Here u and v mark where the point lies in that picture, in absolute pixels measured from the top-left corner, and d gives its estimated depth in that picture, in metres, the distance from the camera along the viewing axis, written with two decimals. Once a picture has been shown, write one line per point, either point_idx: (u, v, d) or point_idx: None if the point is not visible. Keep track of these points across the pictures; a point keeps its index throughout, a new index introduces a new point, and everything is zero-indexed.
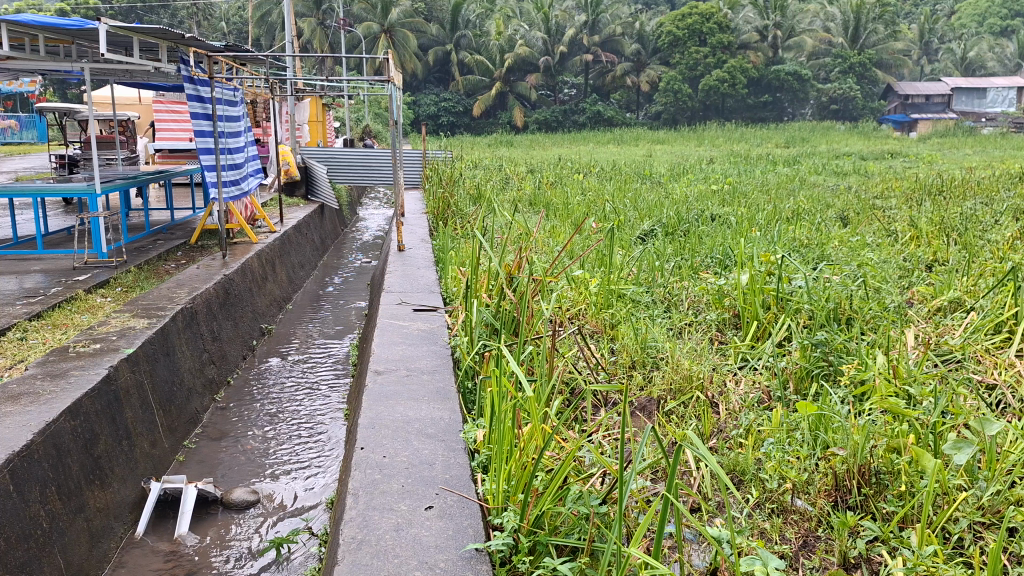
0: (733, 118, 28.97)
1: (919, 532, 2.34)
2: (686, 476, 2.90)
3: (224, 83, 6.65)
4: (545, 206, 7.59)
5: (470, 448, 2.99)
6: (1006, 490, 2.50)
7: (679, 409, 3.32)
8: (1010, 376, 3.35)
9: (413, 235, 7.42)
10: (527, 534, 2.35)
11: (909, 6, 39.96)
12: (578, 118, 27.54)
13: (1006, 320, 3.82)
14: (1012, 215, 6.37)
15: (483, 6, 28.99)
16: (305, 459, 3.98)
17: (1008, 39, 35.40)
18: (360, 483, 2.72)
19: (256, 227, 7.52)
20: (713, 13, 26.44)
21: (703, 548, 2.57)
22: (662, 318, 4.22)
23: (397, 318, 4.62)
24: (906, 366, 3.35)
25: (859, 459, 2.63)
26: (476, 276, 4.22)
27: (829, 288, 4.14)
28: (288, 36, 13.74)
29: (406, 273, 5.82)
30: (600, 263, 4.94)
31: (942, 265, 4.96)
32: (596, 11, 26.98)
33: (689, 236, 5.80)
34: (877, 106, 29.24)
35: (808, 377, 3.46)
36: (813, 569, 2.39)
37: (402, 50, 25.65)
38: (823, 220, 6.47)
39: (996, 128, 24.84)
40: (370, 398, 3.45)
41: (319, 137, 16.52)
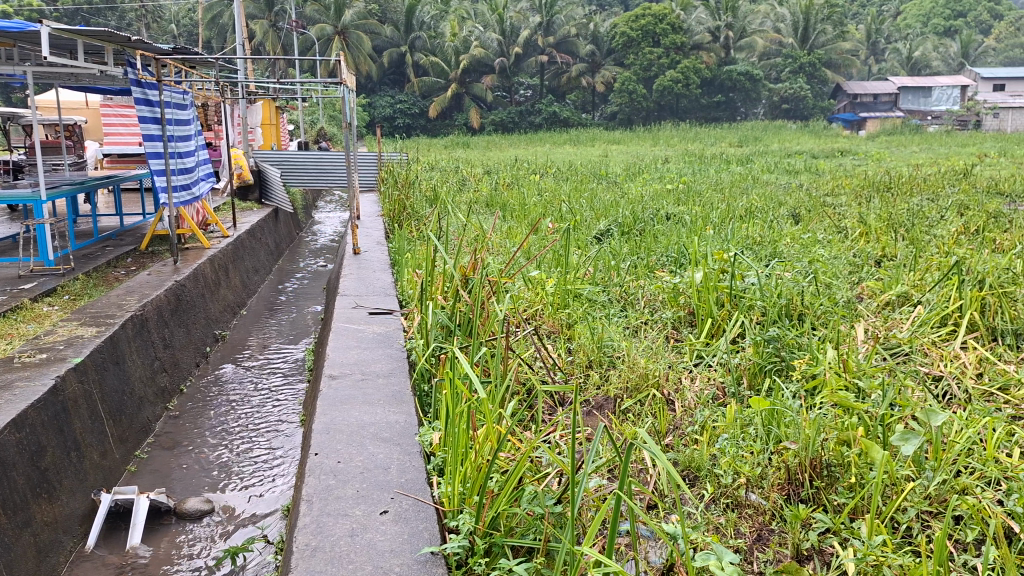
0: (687, 118, 29.26)
1: (869, 523, 2.39)
2: (642, 473, 2.92)
3: (173, 86, 6.52)
4: (502, 207, 7.59)
5: (426, 451, 2.98)
6: (952, 479, 2.57)
7: (635, 408, 3.34)
8: (956, 368, 3.44)
9: (369, 238, 7.38)
10: (482, 536, 2.35)
11: (857, 7, 40.72)
12: (534, 119, 27.61)
13: (951, 313, 3.93)
14: (958, 211, 6.54)
15: (438, 8, 28.94)
16: (261, 466, 3.93)
17: (951, 40, 36.25)
18: (314, 490, 2.69)
19: (208, 232, 7.40)
20: (666, 14, 26.75)
21: (658, 544, 2.59)
22: (618, 318, 4.25)
23: (352, 321, 4.59)
24: (856, 360, 3.43)
25: (811, 453, 2.68)
26: (431, 277, 4.21)
27: (781, 285, 4.20)
28: (240, 40, 13.54)
29: (362, 276, 5.78)
30: (556, 264, 4.95)
31: (891, 260, 5.08)
32: (550, 12, 27.10)
33: (644, 236, 5.84)
34: (826, 105, 29.78)
35: (760, 372, 3.50)
36: (767, 561, 2.43)
37: (356, 51, 25.51)
38: (776, 218, 6.55)
39: (942, 125, 25.51)
40: (324, 403, 3.42)
41: (273, 141, 16.28)
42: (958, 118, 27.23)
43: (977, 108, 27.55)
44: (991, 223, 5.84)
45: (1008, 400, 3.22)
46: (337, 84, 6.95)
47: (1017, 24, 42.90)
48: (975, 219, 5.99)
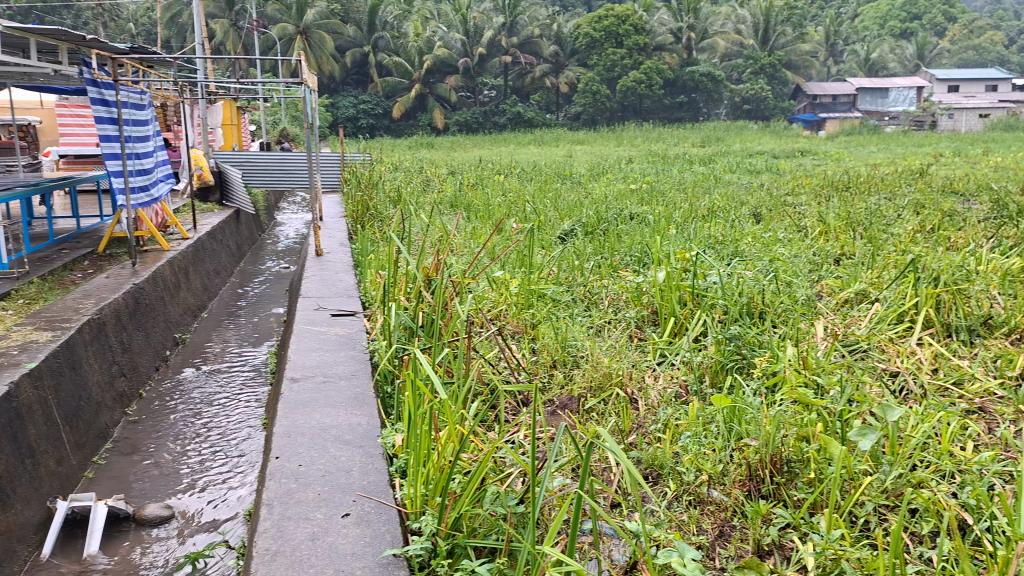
0: (651, 118, 29.46)
1: (827, 518, 2.42)
2: (605, 470, 2.93)
3: (130, 85, 6.41)
4: (466, 207, 7.57)
5: (388, 453, 2.97)
6: (907, 473, 2.62)
7: (599, 406, 3.35)
8: (912, 364, 3.51)
9: (332, 239, 7.32)
10: (445, 537, 2.34)
11: (816, 10, 41.36)
12: (498, 119, 27.62)
13: (908, 311, 4.01)
14: (914, 210, 6.65)
15: (401, 8, 28.83)
16: (222, 471, 3.88)
17: (908, 42, 36.96)
18: (275, 494, 2.66)
19: (168, 234, 7.30)
20: (628, 15, 26.92)
21: (621, 542, 2.60)
22: (581, 318, 4.27)
23: (313, 324, 4.54)
24: (815, 357, 3.47)
25: (771, 449, 2.71)
26: (394, 278, 4.19)
27: (742, 284, 4.24)
28: (200, 40, 13.36)
29: (324, 278, 5.74)
30: (520, 264, 4.95)
31: (850, 258, 5.16)
32: (513, 12, 27.13)
33: (608, 236, 5.87)
34: (787, 106, 30.23)
35: (722, 370, 3.53)
36: (729, 557, 2.44)
37: (319, 51, 25.30)
38: (738, 218, 6.59)
39: (899, 126, 25.99)
40: (286, 406, 3.39)
41: (234, 141, 16.07)
42: (914, 118, 27.76)
43: (932, 110, 28.09)
44: (945, 222, 5.95)
45: (961, 395, 3.29)
46: (299, 85, 6.87)
47: (970, 26, 43.83)
48: (930, 217, 6.10)
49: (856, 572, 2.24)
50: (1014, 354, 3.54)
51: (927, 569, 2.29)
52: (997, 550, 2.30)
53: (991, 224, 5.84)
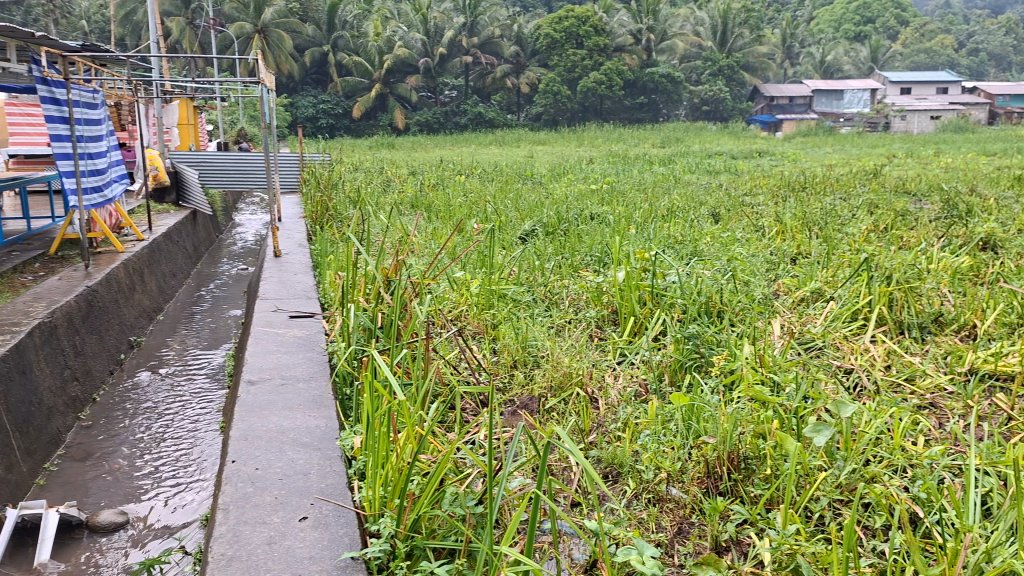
0: (611, 119, 29.57)
1: (783, 514, 2.46)
2: (565, 469, 2.94)
3: (82, 84, 6.27)
4: (426, 208, 7.55)
5: (347, 455, 2.94)
6: (861, 468, 2.67)
7: (559, 406, 3.35)
8: (866, 361, 3.57)
9: (290, 240, 7.25)
10: (403, 539, 2.33)
11: (772, 13, 42.02)
12: (459, 120, 27.56)
13: (862, 308, 4.09)
14: (867, 210, 6.77)
15: (361, 7, 28.67)
16: (177, 475, 3.81)
17: (861, 45, 37.72)
18: (231, 498, 2.63)
19: (122, 235, 7.16)
20: (588, 16, 27.06)
21: (580, 541, 2.60)
22: (542, 317, 4.28)
23: (271, 326, 4.49)
24: (771, 355, 3.52)
25: (728, 447, 2.74)
26: (353, 279, 4.17)
27: (701, 283, 4.28)
28: (155, 38, 13.13)
29: (282, 279, 5.68)
30: (480, 264, 4.94)
31: (805, 257, 5.26)
32: (474, 13, 27.10)
33: (568, 236, 5.90)
34: (744, 107, 30.68)
35: (681, 369, 3.56)
36: (687, 553, 2.46)
37: (277, 50, 25.02)
38: (697, 218, 6.64)
39: (853, 127, 26.51)
40: (242, 408, 3.34)
41: (191, 141, 15.79)
42: (868, 121, 28.35)
43: (886, 111, 28.67)
44: (898, 221, 6.07)
45: (913, 391, 3.36)
46: (257, 83, 6.76)
47: (921, 30, 44.81)
48: (884, 217, 6.21)
49: (811, 567, 2.27)
50: (963, 350, 3.64)
51: (880, 561, 2.34)
52: (947, 542, 2.35)
53: (942, 224, 5.97)
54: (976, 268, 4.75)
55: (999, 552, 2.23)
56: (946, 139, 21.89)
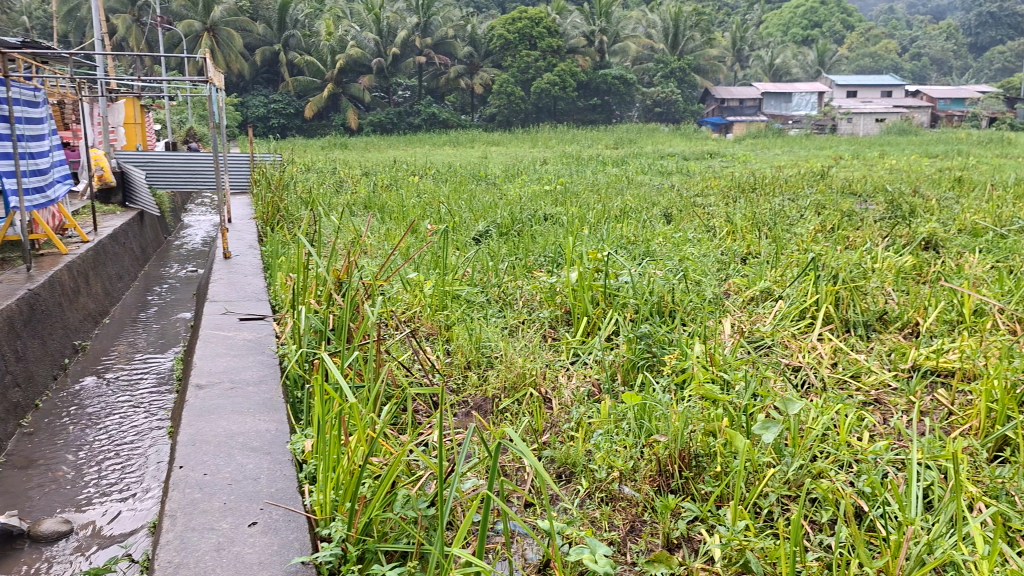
0: (564, 120, 28.93)
1: (733, 510, 2.50)
2: (519, 471, 2.96)
3: (22, 82, 6.08)
4: (379, 208, 7.51)
5: (297, 459, 2.91)
6: (809, 463, 2.72)
7: (513, 407, 3.35)
8: (812, 359, 3.64)
9: (241, 242, 7.13)
10: (355, 542, 2.32)
11: (722, 16, 42.65)
12: (413, 120, 27.40)
13: (809, 307, 4.18)
14: (815, 210, 6.93)
15: (312, 6, 28.38)
16: (123, 483, 3.73)
17: (809, 49, 38.50)
18: (178, 504, 2.59)
19: (66, 237, 6.99)
20: (542, 18, 27.13)
21: (534, 541, 2.60)
22: (496, 318, 4.28)
23: (220, 329, 4.43)
24: (721, 354, 3.57)
25: (680, 444, 2.77)
26: (304, 281, 4.12)
27: (653, 283, 4.33)
28: (100, 35, 12.84)
29: (232, 281, 5.60)
30: (434, 265, 4.91)
31: (755, 257, 5.35)
32: (427, 13, 26.94)
33: (522, 236, 5.93)
34: (696, 109, 31.14)
35: (634, 368, 3.60)
36: (640, 551, 2.48)
37: (227, 49, 24.64)
38: (649, 218, 6.73)
39: (802, 129, 27.06)
40: (191, 413, 3.29)
41: (138, 140, 15.32)
42: (816, 123, 28.97)
43: (833, 114, 29.29)
44: (844, 222, 6.21)
45: (859, 388, 3.43)
46: (204, 82, 6.58)
47: (866, 35, 45.96)
48: (830, 217, 6.34)
49: (760, 562, 2.31)
50: (906, 347, 3.74)
51: (826, 555, 2.39)
52: (890, 534, 2.41)
53: (886, 224, 6.12)
54: (918, 267, 4.88)
55: (939, 544, 2.30)
56: (890, 141, 22.48)
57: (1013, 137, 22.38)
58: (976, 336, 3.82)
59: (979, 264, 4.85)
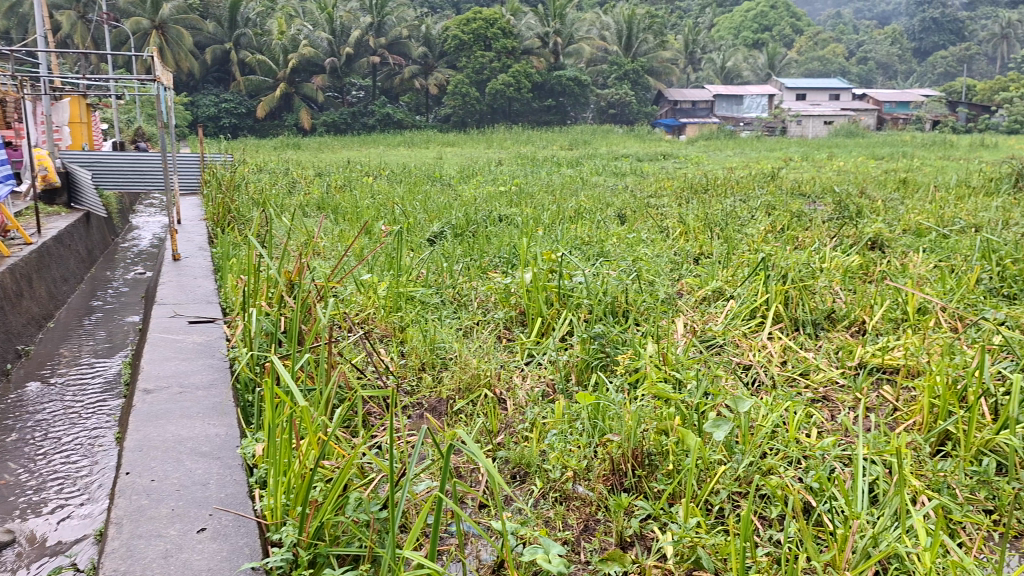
0: (520, 121, 29.10)
1: (685, 508, 2.53)
2: (473, 472, 2.96)
3: None
4: (333, 209, 7.46)
5: (248, 463, 2.87)
6: (758, 461, 2.77)
7: (467, 408, 3.35)
8: (763, 357, 3.70)
9: (191, 244, 7.01)
10: (306, 547, 2.30)
11: (675, 18, 43.12)
12: (367, 120, 27.20)
13: (760, 307, 4.24)
14: (766, 210, 7.07)
15: (264, 5, 27.99)
16: (69, 491, 3.64)
17: (759, 53, 39.18)
18: (124, 511, 2.53)
19: (8, 238, 6.79)
20: (497, 19, 27.11)
21: (488, 542, 2.60)
22: (450, 319, 4.27)
23: (169, 332, 4.35)
24: (674, 353, 3.61)
25: (632, 444, 2.80)
26: (255, 283, 4.06)
27: (606, 284, 4.36)
28: (43, 32, 12.49)
29: (181, 283, 5.51)
30: (388, 267, 4.87)
31: (706, 257, 5.42)
32: (381, 12, 26.73)
33: (477, 237, 5.95)
34: (649, 111, 31.49)
35: (587, 368, 3.62)
36: (593, 550, 2.50)
37: (176, 47, 24.21)
38: (604, 218, 6.82)
39: (753, 132, 27.51)
40: (138, 418, 3.22)
41: (84, 140, 14.96)
42: (766, 125, 29.48)
43: (783, 117, 29.83)
44: (794, 222, 6.33)
45: (808, 385, 3.50)
46: (152, 81, 6.38)
47: (814, 39, 46.90)
48: (780, 218, 6.47)
49: (711, 559, 2.35)
50: (853, 345, 3.82)
51: (775, 550, 2.43)
52: (837, 529, 2.46)
53: (834, 224, 6.26)
54: (865, 267, 4.99)
55: (884, 537, 2.35)
56: (839, 143, 22.90)
57: (955, 139, 23.03)
58: (920, 333, 3.92)
59: (922, 264, 4.97)
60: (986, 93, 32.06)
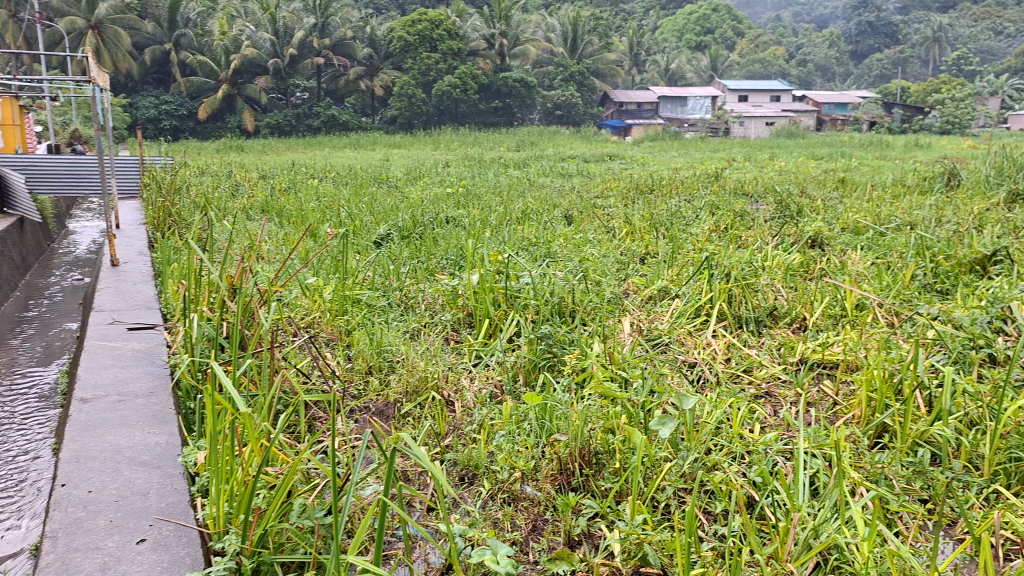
0: (467, 123, 29.06)
1: (631, 505, 2.55)
2: (422, 475, 2.95)
3: None
4: (277, 212, 7.36)
5: (190, 471, 2.82)
6: (703, 457, 2.80)
7: (415, 411, 3.34)
8: (708, 355, 3.76)
9: (130, 248, 6.84)
10: (250, 555, 2.26)
11: (619, 21, 43.53)
12: (312, 122, 26.87)
13: (704, 305, 4.31)
14: (710, 210, 7.17)
15: (204, 5, 27.48)
16: (4, 505, 3.53)
17: (702, 55, 39.76)
18: (59, 525, 2.46)
19: None
20: (442, 20, 27.01)
21: (436, 545, 2.59)
22: (397, 321, 4.25)
23: (107, 339, 4.24)
24: (620, 352, 3.65)
25: (580, 443, 2.82)
26: (195, 288, 3.98)
27: (553, 284, 4.38)
28: None
29: (120, 290, 5.37)
30: (334, 270, 4.82)
31: (652, 256, 5.48)
32: (325, 13, 26.46)
33: (424, 239, 5.93)
34: (595, 112, 31.76)
35: (535, 369, 3.63)
36: (541, 550, 2.50)
37: (113, 48, 23.59)
38: (550, 219, 6.87)
39: (697, 133, 27.88)
40: (75, 429, 3.14)
41: (17, 142, 14.37)
42: (710, 126, 29.92)
43: (726, 118, 30.35)
44: (736, 222, 6.43)
45: (751, 381, 3.56)
46: (88, 83, 6.18)
47: (755, 41, 47.81)
48: (724, 218, 6.55)
49: (657, 555, 2.38)
50: (795, 341, 3.90)
51: (720, 544, 2.46)
52: (779, 522, 2.51)
53: (775, 224, 6.37)
54: (805, 264, 5.09)
55: (824, 528, 2.40)
56: (780, 144, 23.35)
57: (891, 140, 23.64)
58: (858, 329, 4.02)
59: (859, 261, 5.09)
60: (920, 94, 32.99)
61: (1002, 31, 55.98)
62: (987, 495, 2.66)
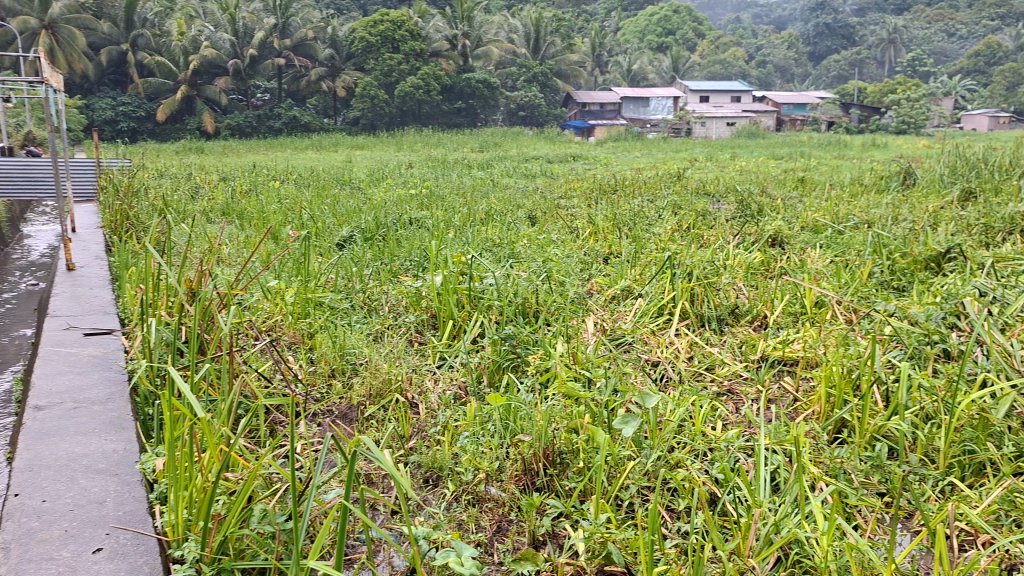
0: (429, 124, 28.95)
1: (595, 504, 2.56)
2: (385, 477, 2.93)
3: None
4: (238, 215, 7.27)
5: (148, 478, 2.78)
6: (666, 454, 2.83)
7: (379, 414, 3.32)
8: (671, 353, 3.79)
9: (86, 252, 6.71)
10: (210, 562, 2.23)
11: (581, 23, 43.68)
12: (273, 124, 26.59)
13: (666, 304, 4.34)
14: (672, 210, 7.20)
15: (161, 5, 27.05)
16: None
17: (663, 57, 40.06)
18: (12, 535, 2.40)
19: None
20: (404, 21, 26.85)
21: (399, 547, 2.57)
22: (359, 323, 4.21)
23: (62, 345, 4.15)
24: (583, 352, 3.66)
25: (544, 443, 2.83)
26: (153, 292, 3.91)
27: (516, 285, 4.37)
28: None
29: (76, 294, 5.27)
30: (296, 272, 4.78)
31: (615, 256, 5.51)
32: (285, 14, 26.18)
33: (387, 241, 5.90)
34: (559, 113, 31.86)
35: (499, 369, 3.63)
36: (506, 551, 2.50)
37: (68, 48, 23.10)
38: (513, 220, 6.86)
39: (659, 133, 28.07)
40: (29, 437, 3.06)
41: None
42: (672, 127, 30.12)
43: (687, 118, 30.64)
44: (698, 222, 6.47)
45: (713, 379, 3.60)
46: (41, 84, 6.02)
47: (716, 42, 48.30)
48: (685, 217, 6.59)
49: (621, 552, 2.39)
50: (755, 339, 3.94)
51: (683, 541, 2.47)
52: (741, 518, 2.54)
53: (736, 223, 6.42)
54: (766, 263, 5.14)
55: (784, 523, 2.43)
56: (741, 144, 23.56)
57: (849, 141, 23.98)
58: (817, 326, 4.07)
59: (819, 259, 5.16)
60: (877, 95, 33.54)
61: (954, 33, 57.18)
62: (943, 487, 2.71)
